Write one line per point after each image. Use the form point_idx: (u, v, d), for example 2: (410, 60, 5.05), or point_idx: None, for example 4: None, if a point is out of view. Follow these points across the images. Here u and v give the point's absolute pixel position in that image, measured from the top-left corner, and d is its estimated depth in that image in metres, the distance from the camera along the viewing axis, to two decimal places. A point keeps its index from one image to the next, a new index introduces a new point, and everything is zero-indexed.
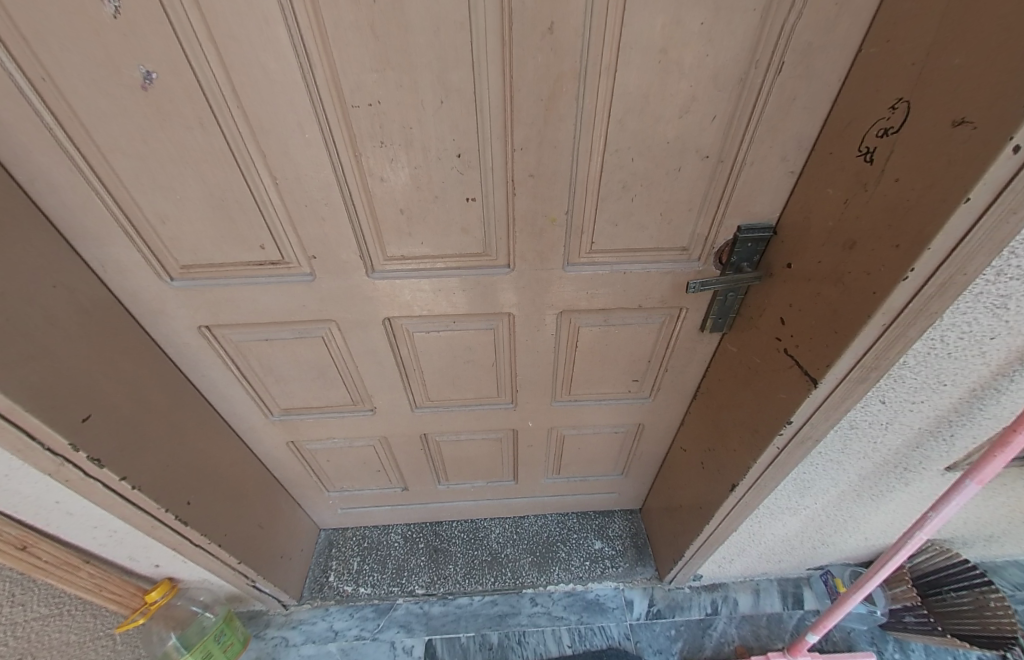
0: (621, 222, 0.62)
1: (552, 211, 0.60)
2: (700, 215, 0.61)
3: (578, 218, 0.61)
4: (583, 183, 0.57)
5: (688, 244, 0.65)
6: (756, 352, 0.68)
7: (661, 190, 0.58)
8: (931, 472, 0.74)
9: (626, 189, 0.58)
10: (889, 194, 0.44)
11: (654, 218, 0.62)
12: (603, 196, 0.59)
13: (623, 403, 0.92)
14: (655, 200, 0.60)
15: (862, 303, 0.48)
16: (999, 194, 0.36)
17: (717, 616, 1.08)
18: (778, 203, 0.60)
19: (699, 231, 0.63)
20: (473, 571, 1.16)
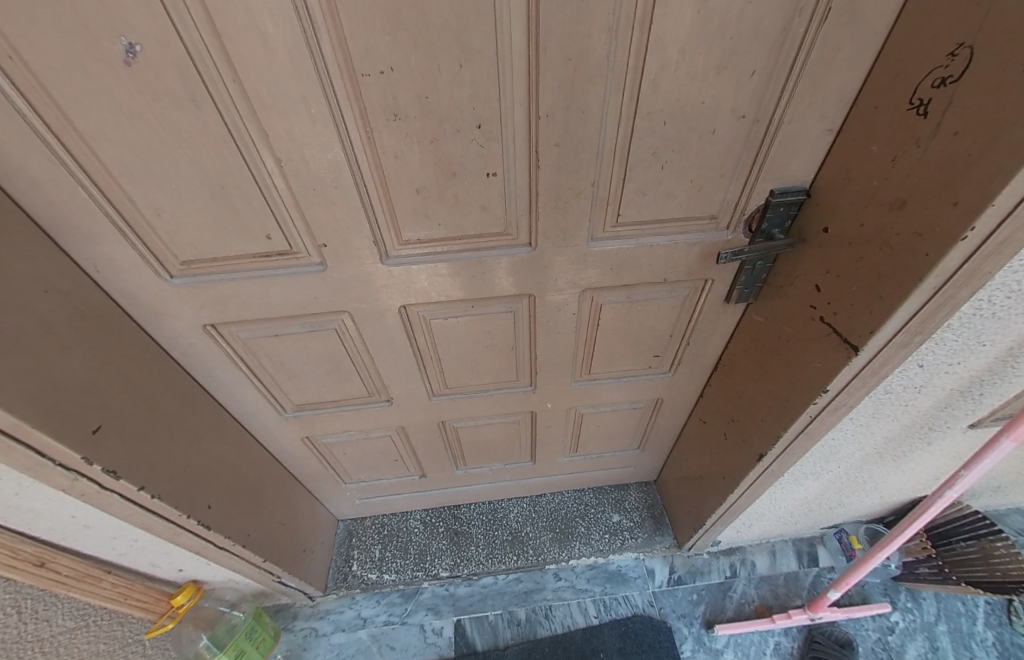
0: (650, 192, 0.58)
1: (578, 183, 0.56)
2: (733, 180, 0.58)
3: (604, 189, 0.57)
4: (611, 150, 0.53)
5: (717, 212, 0.62)
6: (786, 321, 0.67)
7: (693, 156, 0.55)
8: (954, 430, 0.75)
9: (656, 156, 0.54)
10: (949, 149, 0.42)
11: (684, 186, 0.58)
12: (632, 165, 0.55)
13: (642, 379, 0.91)
14: (686, 167, 0.56)
15: (912, 267, 0.46)
16: None
17: (736, 578, 1.12)
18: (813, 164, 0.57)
19: (729, 197, 0.60)
20: (495, 551, 1.17)
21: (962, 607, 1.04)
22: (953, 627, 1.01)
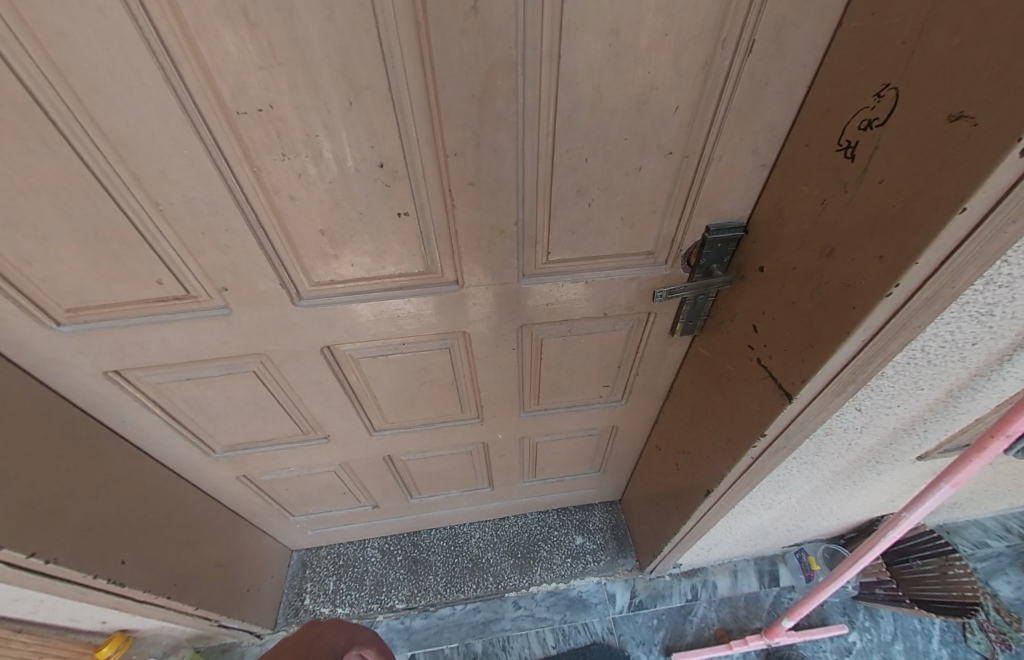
0: (580, 229, 0.55)
1: (501, 221, 0.52)
2: (667, 216, 0.55)
3: (530, 227, 0.53)
4: (532, 188, 0.49)
5: (654, 247, 0.59)
6: (728, 358, 0.64)
7: (622, 193, 0.52)
8: (903, 461, 0.74)
9: (581, 193, 0.51)
10: (873, 197, 0.39)
11: (616, 223, 0.55)
12: (558, 202, 0.51)
13: (594, 408, 0.88)
14: (615, 204, 0.53)
15: (840, 318, 0.44)
16: (997, 204, 0.31)
17: (697, 601, 1.10)
18: (749, 200, 0.54)
19: (665, 234, 0.57)
20: (454, 580, 1.14)
21: (919, 624, 1.05)
22: (908, 647, 1.02)
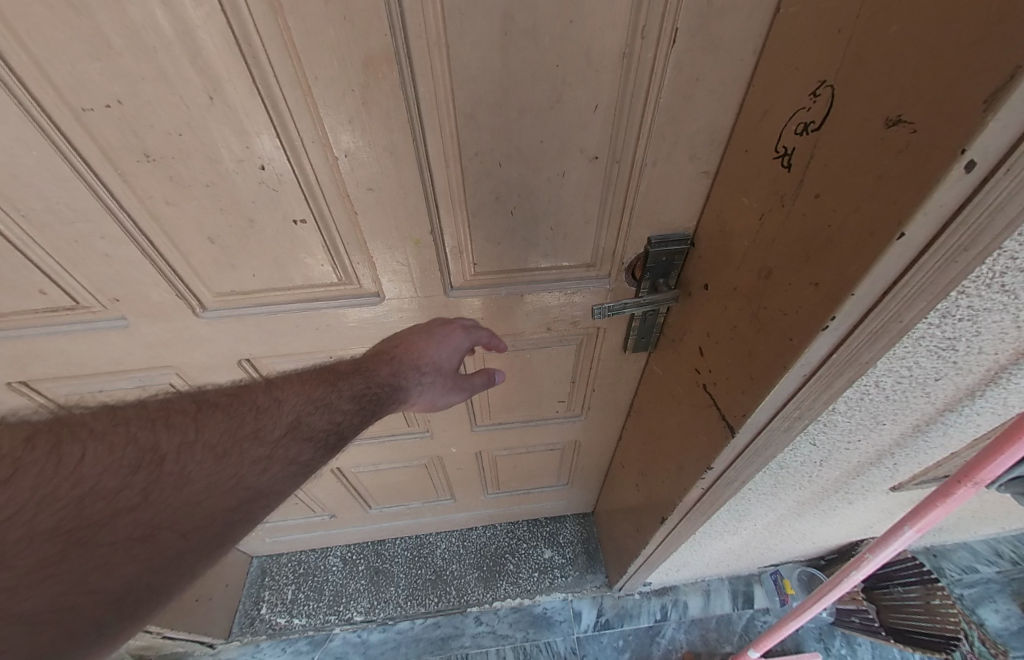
0: (506, 241, 0.50)
1: (412, 230, 0.47)
2: (603, 225, 0.50)
3: (449, 236, 0.49)
4: (443, 196, 0.45)
5: (593, 259, 0.54)
6: (679, 380, 0.59)
7: (547, 200, 0.47)
8: (876, 491, 0.68)
9: (500, 200, 0.46)
10: (810, 215, 0.33)
11: (546, 233, 0.50)
12: (475, 210, 0.46)
13: (552, 423, 0.83)
14: (542, 213, 0.48)
15: (778, 350, 0.39)
16: (941, 230, 0.25)
17: (666, 622, 1.06)
18: (694, 209, 0.49)
19: (603, 245, 0.52)
20: (415, 592, 1.10)
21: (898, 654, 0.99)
22: None
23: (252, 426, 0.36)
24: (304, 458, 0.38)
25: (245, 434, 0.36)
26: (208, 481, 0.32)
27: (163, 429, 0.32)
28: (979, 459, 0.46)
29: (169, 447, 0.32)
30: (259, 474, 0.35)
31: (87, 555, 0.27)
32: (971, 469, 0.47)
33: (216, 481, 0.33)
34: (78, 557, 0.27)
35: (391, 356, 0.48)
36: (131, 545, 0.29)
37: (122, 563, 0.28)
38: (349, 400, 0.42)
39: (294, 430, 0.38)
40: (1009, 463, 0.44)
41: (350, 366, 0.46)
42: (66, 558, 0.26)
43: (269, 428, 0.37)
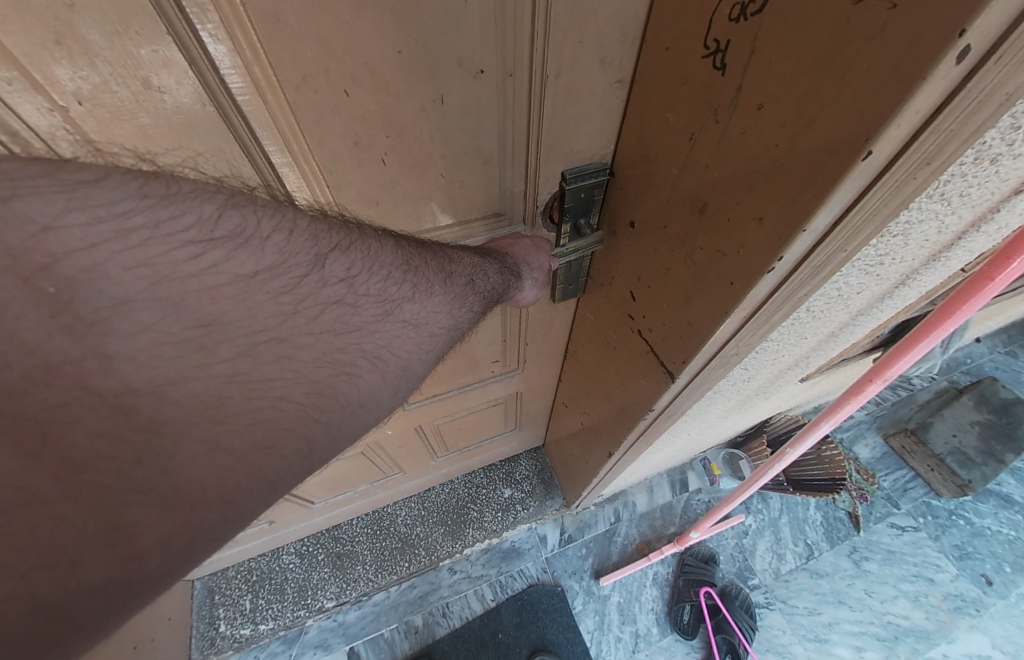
0: (386, 198, 0.40)
1: (252, 198, 0.36)
2: (505, 163, 0.41)
3: (302, 199, 0.37)
4: (279, 148, 0.32)
5: (501, 206, 0.47)
6: (611, 326, 0.56)
7: (429, 140, 0.36)
8: (789, 385, 0.75)
9: (362, 143, 0.34)
10: (750, 134, 0.27)
11: (437, 182, 0.41)
12: (332, 162, 0.35)
13: (491, 382, 0.79)
14: (426, 157, 0.38)
15: (716, 295, 0.35)
16: (909, 142, 0.21)
17: (619, 523, 1.18)
18: (610, 130, 0.41)
19: (509, 186, 0.44)
20: (384, 563, 1.10)
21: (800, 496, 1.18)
22: (792, 517, 1.15)
23: (448, 269, 0.40)
24: (471, 310, 0.42)
25: (441, 275, 0.39)
26: (433, 308, 0.38)
27: (413, 248, 0.38)
28: (889, 358, 0.49)
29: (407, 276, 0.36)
30: (451, 315, 0.40)
31: (392, 325, 0.35)
32: (881, 367, 0.50)
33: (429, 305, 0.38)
34: (370, 333, 0.33)
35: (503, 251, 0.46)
36: (392, 339, 0.35)
37: (383, 351, 0.35)
38: (499, 274, 0.44)
39: (470, 285, 0.42)
40: (912, 359, 0.48)
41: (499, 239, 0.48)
42: (381, 319, 0.34)
43: (460, 275, 0.41)
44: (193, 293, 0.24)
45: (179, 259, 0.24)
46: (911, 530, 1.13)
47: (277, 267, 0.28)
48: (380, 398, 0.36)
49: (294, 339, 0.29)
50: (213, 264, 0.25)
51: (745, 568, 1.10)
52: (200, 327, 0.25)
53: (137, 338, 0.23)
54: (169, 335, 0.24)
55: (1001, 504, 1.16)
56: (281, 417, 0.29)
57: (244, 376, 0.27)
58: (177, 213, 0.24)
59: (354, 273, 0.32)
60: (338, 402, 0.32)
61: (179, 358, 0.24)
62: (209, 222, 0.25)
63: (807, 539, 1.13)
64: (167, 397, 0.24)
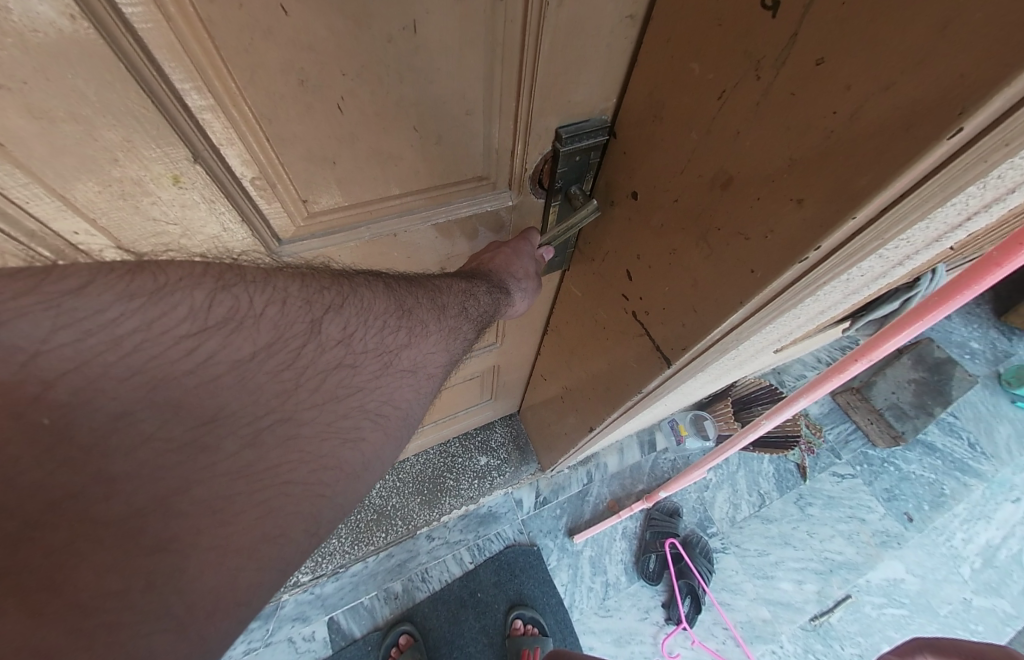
0: (344, 158, 0.33)
1: (163, 154, 0.27)
2: (492, 116, 0.35)
3: (235, 154, 0.29)
4: (194, 87, 0.24)
5: (486, 171, 0.41)
6: (600, 304, 0.54)
7: (398, 82, 0.29)
8: (766, 354, 0.76)
9: (309, 82, 0.26)
10: (800, 97, 0.22)
11: (409, 137, 0.34)
12: (272, 107, 0.27)
13: (469, 358, 0.75)
14: (394, 104, 0.30)
15: (734, 281, 0.33)
16: (998, 122, 0.17)
17: (592, 483, 1.22)
18: (613, 80, 0.35)
19: (497, 143, 0.38)
20: (360, 536, 1.08)
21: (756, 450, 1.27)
22: (748, 470, 1.25)
23: (440, 302, 0.40)
24: (465, 340, 0.42)
25: (432, 311, 0.39)
26: (428, 349, 0.39)
27: (404, 288, 0.39)
28: (874, 341, 0.52)
29: (404, 321, 0.37)
30: (446, 351, 0.41)
31: (392, 379, 0.36)
32: (867, 348, 0.53)
33: (426, 344, 0.39)
34: (370, 391, 0.35)
35: (486, 267, 0.46)
36: (393, 392, 0.36)
37: (384, 406, 0.36)
38: (488, 296, 0.43)
39: (462, 315, 0.42)
40: (899, 340, 0.50)
41: (480, 257, 0.49)
42: (388, 371, 0.36)
43: (452, 306, 0.41)
44: (191, 390, 0.25)
45: (173, 358, 0.25)
46: (849, 477, 1.26)
47: (272, 344, 0.29)
48: (385, 453, 0.35)
49: (298, 415, 0.30)
50: (208, 355, 0.26)
51: (705, 519, 1.20)
52: (205, 424, 0.25)
53: (137, 453, 0.23)
54: (171, 441, 0.24)
55: (926, 451, 1.31)
56: (288, 503, 0.28)
57: (250, 469, 0.27)
58: (166, 310, 0.25)
59: (349, 332, 0.33)
60: (343, 471, 0.32)
61: (184, 463, 0.24)
62: (200, 311, 0.26)
63: (760, 490, 1.23)
64: (174, 510, 0.24)
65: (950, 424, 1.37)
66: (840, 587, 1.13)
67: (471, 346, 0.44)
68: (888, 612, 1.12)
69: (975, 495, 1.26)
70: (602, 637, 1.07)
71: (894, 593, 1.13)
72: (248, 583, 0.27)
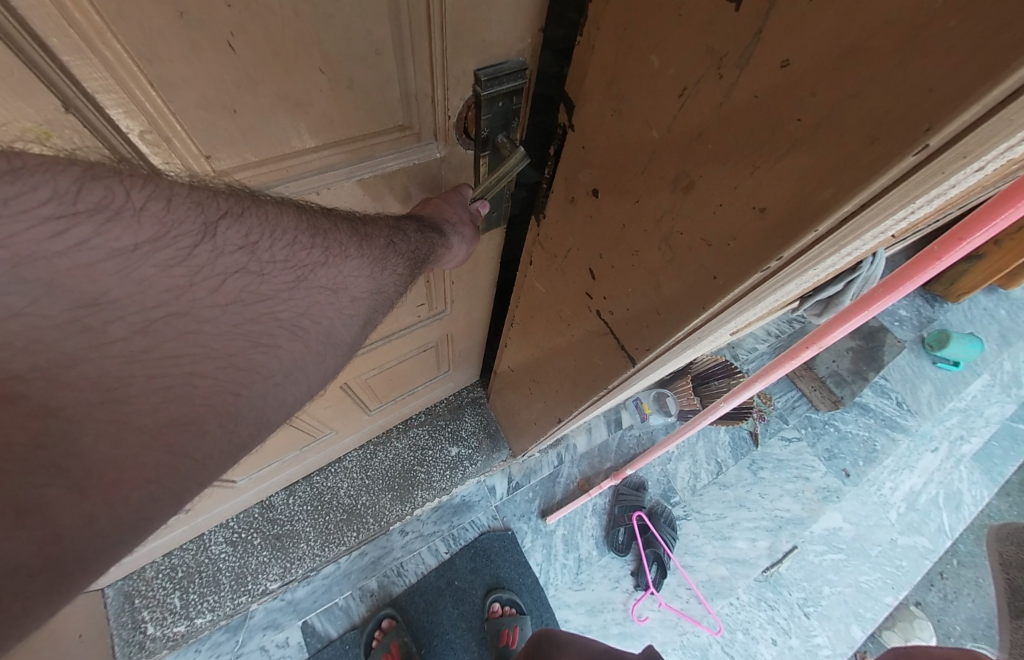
0: (244, 107, 0.32)
1: (31, 105, 0.26)
2: (404, 55, 0.34)
3: (117, 100, 0.28)
4: (52, 23, 0.22)
5: (410, 119, 0.41)
6: (565, 302, 0.53)
7: (294, 15, 0.27)
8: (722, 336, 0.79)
9: (186, 15, 0.24)
10: (764, 99, 0.21)
11: (315, 80, 0.33)
12: (151, 45, 0.25)
13: (416, 328, 0.75)
14: (292, 40, 0.29)
15: (696, 285, 0.32)
16: (956, 140, 0.16)
17: (562, 465, 1.25)
18: (529, 31, 0.36)
19: (416, 88, 0.38)
20: (331, 536, 1.06)
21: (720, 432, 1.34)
22: (706, 442, 1.32)
23: (363, 231, 0.38)
24: (394, 272, 0.42)
25: (354, 237, 0.37)
26: (350, 272, 0.38)
27: (320, 213, 0.35)
28: (825, 327, 0.54)
29: (324, 252, 0.35)
30: (372, 278, 0.40)
31: (309, 291, 0.35)
32: (818, 334, 0.54)
33: (350, 268, 0.38)
34: (285, 301, 0.34)
35: (419, 214, 0.47)
36: (310, 305, 0.36)
37: (302, 320, 0.36)
38: (419, 233, 0.43)
39: (390, 248, 0.41)
40: (847, 327, 0.52)
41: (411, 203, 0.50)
42: (302, 281, 0.35)
43: (377, 237, 0.39)
44: (66, 272, 0.23)
45: (38, 238, 0.22)
46: (795, 440, 1.37)
47: (161, 240, 0.26)
48: (307, 367, 0.38)
49: (196, 313, 0.29)
50: (82, 241, 0.23)
51: (668, 489, 1.26)
52: (83, 307, 0.24)
53: (10, 323, 0.22)
54: (46, 318, 0.23)
55: (861, 411, 1.45)
56: (196, 393, 0.31)
57: (145, 354, 0.28)
58: (24, 188, 0.21)
59: (254, 239, 0.30)
60: (260, 372, 0.35)
61: (65, 339, 0.24)
62: (68, 193, 0.22)
63: (717, 458, 1.31)
64: (61, 382, 0.25)
65: (882, 386, 1.50)
66: (787, 541, 1.24)
67: (403, 280, 0.44)
68: (829, 557, 1.24)
69: (901, 447, 1.41)
70: (577, 609, 1.13)
71: (833, 540, 1.26)
72: (154, 463, 0.31)
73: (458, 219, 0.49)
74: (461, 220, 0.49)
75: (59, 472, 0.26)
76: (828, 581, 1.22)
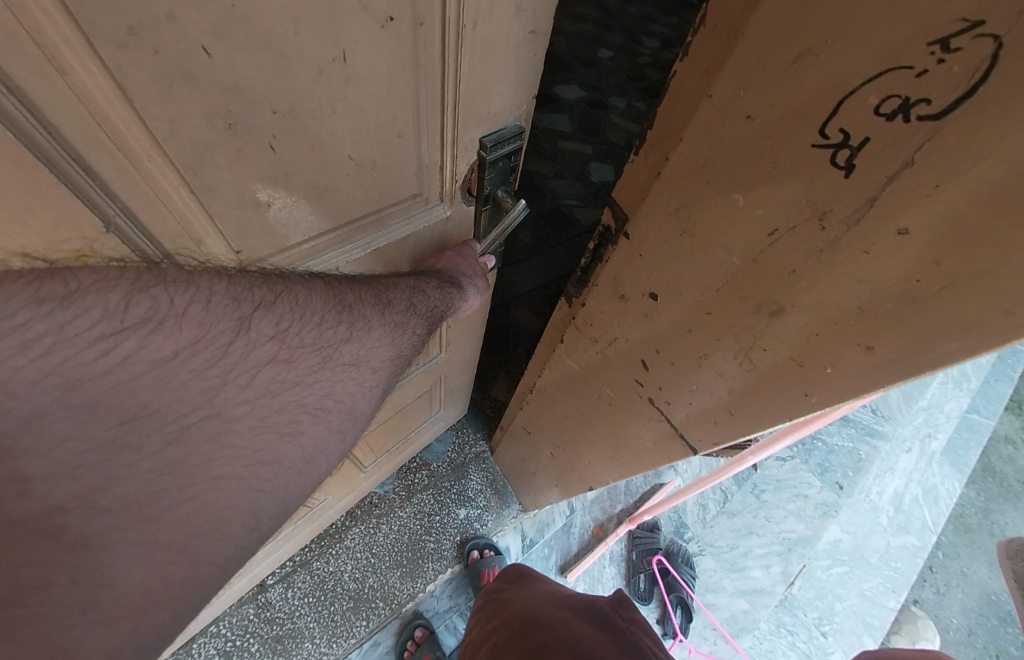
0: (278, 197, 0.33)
1: (73, 223, 0.25)
2: (421, 135, 0.36)
3: (158, 209, 0.28)
4: (103, 139, 0.22)
5: (419, 188, 0.41)
6: (607, 384, 0.52)
7: (332, 114, 0.29)
8: None
9: (234, 124, 0.26)
10: (878, 254, 0.22)
11: (345, 165, 0.34)
12: (199, 160, 0.26)
13: (415, 375, 0.73)
14: (328, 136, 0.31)
15: (782, 397, 0.33)
16: None
17: (575, 514, 1.22)
18: (517, 98, 0.41)
19: (427, 162, 0.40)
20: (337, 629, 0.95)
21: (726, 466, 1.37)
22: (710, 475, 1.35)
23: (385, 297, 0.39)
24: (414, 333, 0.42)
25: (374, 304, 0.37)
26: (372, 343, 0.37)
27: (343, 283, 0.36)
28: None
29: (349, 327, 0.35)
30: (394, 344, 0.39)
31: (334, 369, 0.33)
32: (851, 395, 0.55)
33: (375, 333, 0.37)
34: (310, 385, 0.31)
35: (433, 270, 0.47)
36: (334, 385, 0.33)
37: (326, 400, 0.33)
38: (438, 290, 0.44)
39: (410, 309, 0.41)
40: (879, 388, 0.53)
41: (426, 262, 0.50)
42: (326, 364, 0.33)
43: (398, 300, 0.40)
44: (110, 390, 0.22)
45: (89, 359, 0.22)
46: (790, 459, 1.43)
47: (199, 342, 0.25)
48: (328, 448, 0.33)
49: (227, 412, 0.27)
50: (127, 356, 0.23)
51: (680, 524, 1.28)
52: (126, 422, 0.23)
53: (52, 453, 0.21)
54: (87, 440, 0.22)
55: (842, 422, 1.54)
56: (221, 498, 0.26)
57: (177, 465, 0.24)
58: (80, 312, 0.22)
59: (284, 327, 0.30)
60: (283, 464, 0.30)
61: (105, 462, 0.22)
62: (117, 310, 0.23)
63: (721, 487, 1.35)
64: (96, 507, 0.22)
65: None
66: (798, 562, 1.25)
67: (422, 337, 0.43)
68: (835, 570, 1.28)
69: (883, 452, 1.49)
70: None
71: (837, 553, 1.30)
72: (181, 579, 0.25)
73: (471, 270, 0.49)
74: (472, 270, 0.49)
75: (88, 605, 0.21)
76: (837, 595, 1.25)
